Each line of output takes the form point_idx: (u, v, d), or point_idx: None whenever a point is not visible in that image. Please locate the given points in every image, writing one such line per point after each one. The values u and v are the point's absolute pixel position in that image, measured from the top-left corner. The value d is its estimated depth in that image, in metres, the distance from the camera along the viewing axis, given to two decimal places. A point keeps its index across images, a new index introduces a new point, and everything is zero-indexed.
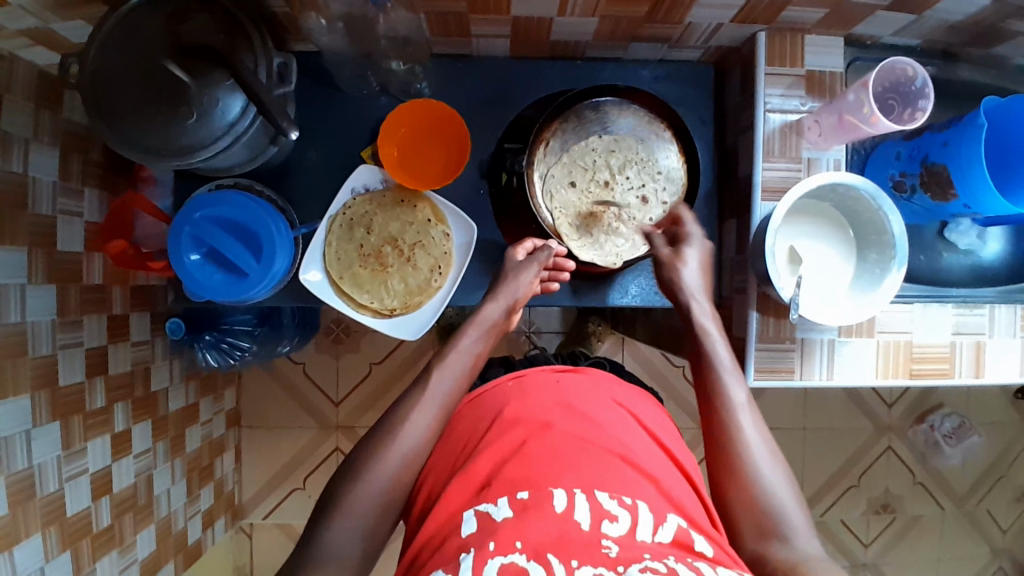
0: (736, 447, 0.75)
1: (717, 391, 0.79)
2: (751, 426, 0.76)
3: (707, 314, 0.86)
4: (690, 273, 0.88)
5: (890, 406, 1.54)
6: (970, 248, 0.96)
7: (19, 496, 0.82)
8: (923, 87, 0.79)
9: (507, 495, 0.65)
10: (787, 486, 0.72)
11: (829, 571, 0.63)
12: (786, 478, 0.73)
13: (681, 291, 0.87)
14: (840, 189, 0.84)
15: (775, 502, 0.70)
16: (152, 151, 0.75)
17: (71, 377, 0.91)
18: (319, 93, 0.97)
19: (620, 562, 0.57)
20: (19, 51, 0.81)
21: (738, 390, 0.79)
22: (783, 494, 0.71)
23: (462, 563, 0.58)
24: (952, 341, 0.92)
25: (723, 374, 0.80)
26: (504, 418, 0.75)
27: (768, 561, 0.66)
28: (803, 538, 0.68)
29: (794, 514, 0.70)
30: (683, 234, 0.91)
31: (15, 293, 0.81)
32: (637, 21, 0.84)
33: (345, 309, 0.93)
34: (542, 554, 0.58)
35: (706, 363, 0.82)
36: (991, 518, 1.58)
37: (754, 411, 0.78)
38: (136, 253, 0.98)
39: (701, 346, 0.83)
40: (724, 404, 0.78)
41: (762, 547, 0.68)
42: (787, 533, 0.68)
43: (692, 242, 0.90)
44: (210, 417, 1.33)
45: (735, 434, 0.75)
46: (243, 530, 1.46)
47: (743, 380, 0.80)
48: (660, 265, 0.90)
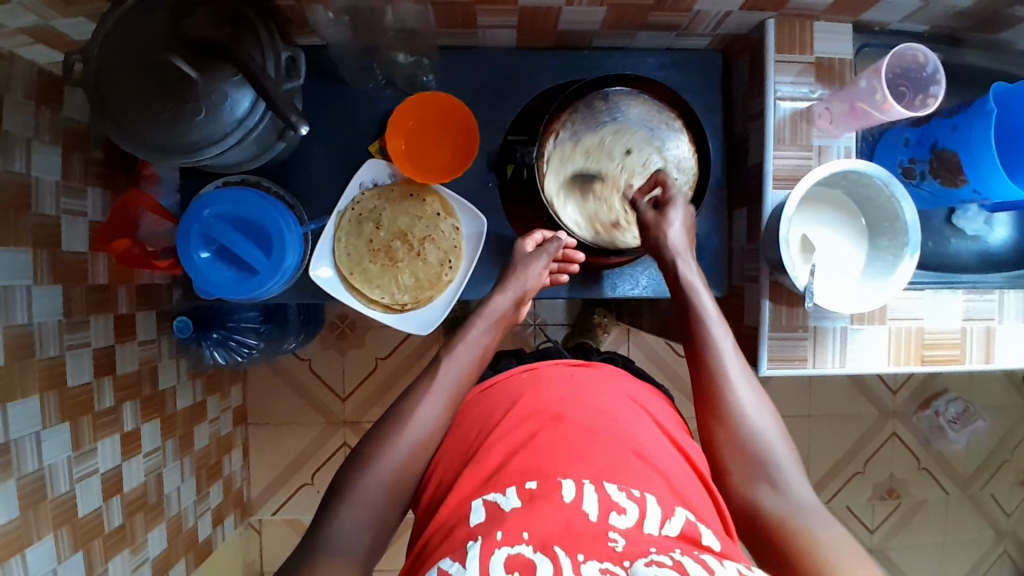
0: (726, 398, 0.76)
1: (704, 339, 0.80)
2: (739, 373, 0.77)
3: (694, 271, 0.85)
4: (677, 234, 0.86)
5: (894, 392, 1.54)
6: (978, 234, 0.96)
7: (31, 498, 0.82)
8: (935, 73, 0.79)
9: (515, 485, 0.65)
10: (773, 425, 0.75)
11: (817, 517, 0.67)
12: (771, 413, 0.76)
13: (667, 249, 0.86)
14: (852, 176, 0.84)
15: (767, 450, 0.73)
16: (161, 148, 0.75)
17: (79, 377, 0.90)
18: (323, 86, 0.96)
19: (625, 556, 0.57)
20: (19, 49, 0.79)
21: (725, 340, 0.79)
22: (770, 435, 0.74)
23: (469, 552, 0.59)
24: (962, 327, 0.92)
25: (710, 325, 0.80)
26: (515, 409, 0.75)
27: (760, 505, 0.70)
28: (791, 481, 0.71)
29: (781, 455, 0.72)
30: (668, 198, 0.89)
31: (21, 294, 0.81)
32: (645, 9, 0.84)
33: (356, 304, 0.92)
34: (548, 546, 0.58)
35: (693, 314, 0.81)
36: (995, 502, 1.59)
37: (738, 354, 0.79)
38: (141, 251, 0.96)
39: (688, 299, 0.83)
40: (711, 352, 0.78)
41: (753, 493, 0.71)
42: (776, 478, 0.71)
43: (677, 202, 0.88)
44: (216, 415, 1.32)
45: (722, 382, 0.76)
46: (252, 527, 1.46)
47: (730, 328, 0.81)
48: (647, 227, 0.88)
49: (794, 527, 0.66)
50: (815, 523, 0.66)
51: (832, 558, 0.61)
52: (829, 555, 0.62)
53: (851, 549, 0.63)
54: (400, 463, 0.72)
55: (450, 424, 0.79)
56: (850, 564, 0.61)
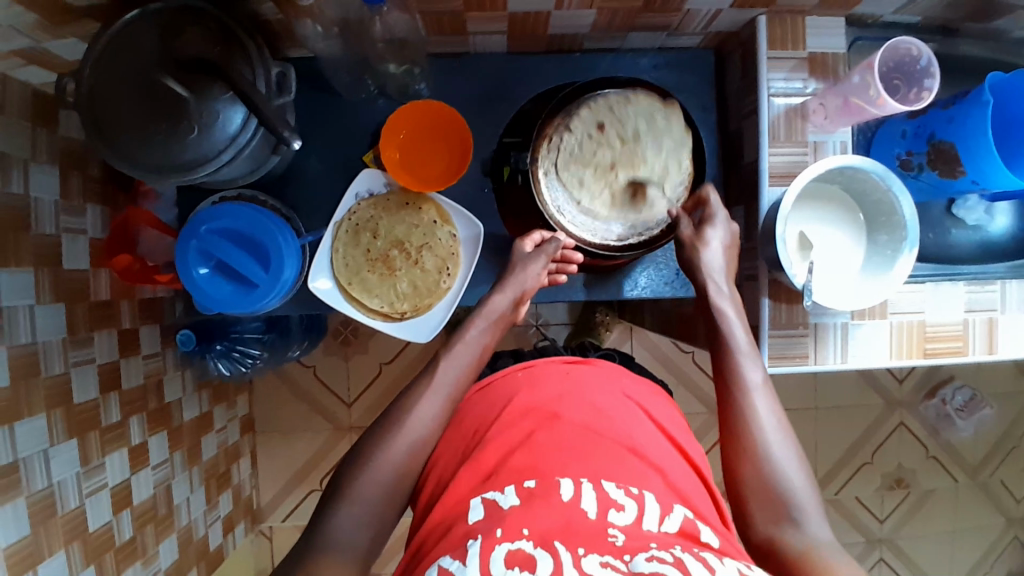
0: (750, 429, 0.74)
1: (735, 373, 0.79)
2: (766, 407, 0.76)
3: (724, 293, 0.85)
4: (713, 253, 0.86)
5: (900, 382, 1.54)
6: (979, 224, 0.95)
7: (42, 515, 0.83)
8: (928, 66, 0.78)
9: (513, 483, 0.65)
10: (800, 467, 0.72)
11: (843, 561, 0.64)
12: (799, 458, 0.73)
13: (699, 270, 0.86)
14: (848, 172, 0.83)
15: (789, 487, 0.70)
16: (155, 167, 0.74)
17: (85, 394, 0.91)
18: (316, 98, 0.96)
19: (626, 550, 0.56)
20: (12, 71, 0.80)
21: (755, 375, 0.79)
22: (794, 472, 0.71)
23: (469, 550, 0.58)
24: (965, 319, 0.92)
25: (741, 356, 0.80)
26: (513, 407, 0.75)
27: (780, 543, 0.67)
28: (813, 518, 0.68)
29: (806, 497, 0.70)
30: (709, 215, 0.89)
31: (24, 314, 0.81)
32: (635, 10, 0.83)
33: (356, 315, 0.93)
34: (549, 542, 0.57)
35: (723, 345, 0.81)
36: (1004, 489, 1.59)
37: (770, 392, 0.78)
38: (142, 267, 1.00)
39: (719, 329, 0.83)
40: (742, 387, 0.78)
41: (773, 528, 0.69)
42: (798, 515, 0.68)
43: (717, 223, 0.88)
44: (224, 424, 1.33)
45: (750, 417, 0.75)
46: (262, 534, 1.47)
47: (761, 362, 0.80)
48: (683, 245, 0.89)
49: (815, 564, 0.64)
50: (839, 564, 0.63)
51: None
52: None
53: None
54: (403, 472, 0.73)
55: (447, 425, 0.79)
56: None
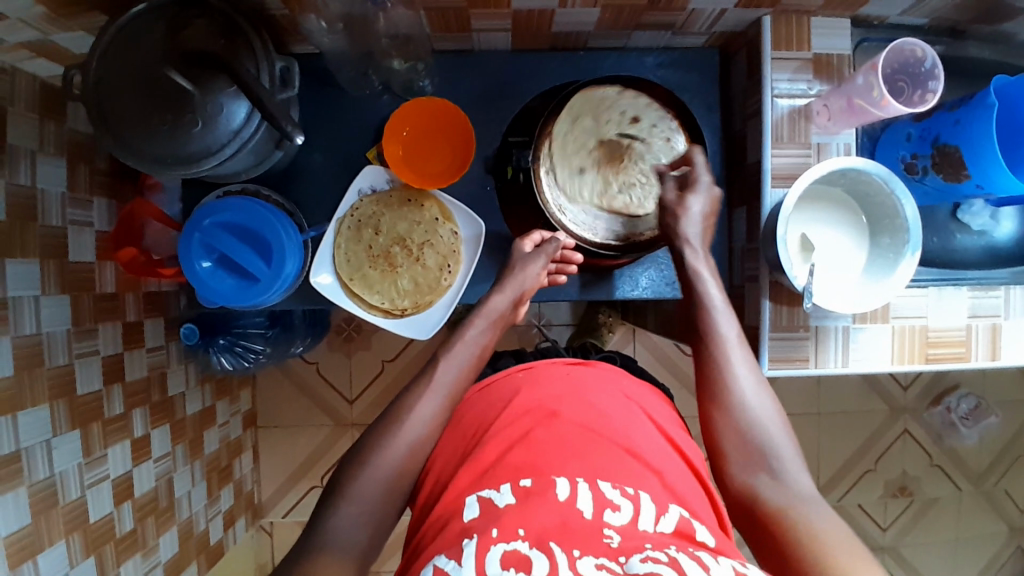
0: (728, 387, 0.75)
1: (711, 329, 0.79)
2: (742, 363, 0.77)
3: (700, 254, 0.85)
4: (691, 221, 0.86)
5: (906, 388, 1.53)
6: (984, 229, 0.94)
7: (43, 504, 0.83)
8: (932, 68, 0.77)
9: (510, 482, 0.65)
10: (775, 415, 0.74)
11: (816, 506, 0.66)
12: (774, 406, 0.75)
13: (676, 237, 0.86)
14: (850, 174, 0.83)
15: (764, 436, 0.72)
16: (159, 159, 0.75)
17: (89, 385, 0.92)
18: (321, 94, 0.97)
19: (621, 551, 0.56)
20: (21, 64, 0.81)
21: (730, 329, 0.79)
22: (772, 427, 0.73)
23: (465, 549, 0.58)
24: (968, 325, 0.91)
25: (715, 313, 0.80)
26: (512, 406, 0.75)
27: (755, 492, 0.69)
28: (788, 470, 0.70)
29: (781, 445, 0.72)
30: (693, 179, 0.88)
31: (29, 304, 0.82)
32: (639, 9, 0.83)
33: (356, 310, 0.93)
34: (544, 542, 0.57)
35: (699, 305, 0.81)
36: (1010, 498, 1.57)
37: (745, 346, 0.79)
38: (147, 260, 0.99)
39: (694, 290, 0.83)
40: (717, 343, 0.78)
41: (749, 480, 0.70)
42: (775, 467, 0.70)
43: (699, 188, 0.87)
44: (226, 419, 1.34)
45: (727, 373, 0.76)
46: (263, 529, 1.48)
47: (736, 317, 0.81)
48: (665, 209, 0.88)
49: (790, 513, 0.65)
50: (814, 511, 0.65)
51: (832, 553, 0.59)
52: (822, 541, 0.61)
53: (848, 538, 0.62)
54: (400, 467, 0.73)
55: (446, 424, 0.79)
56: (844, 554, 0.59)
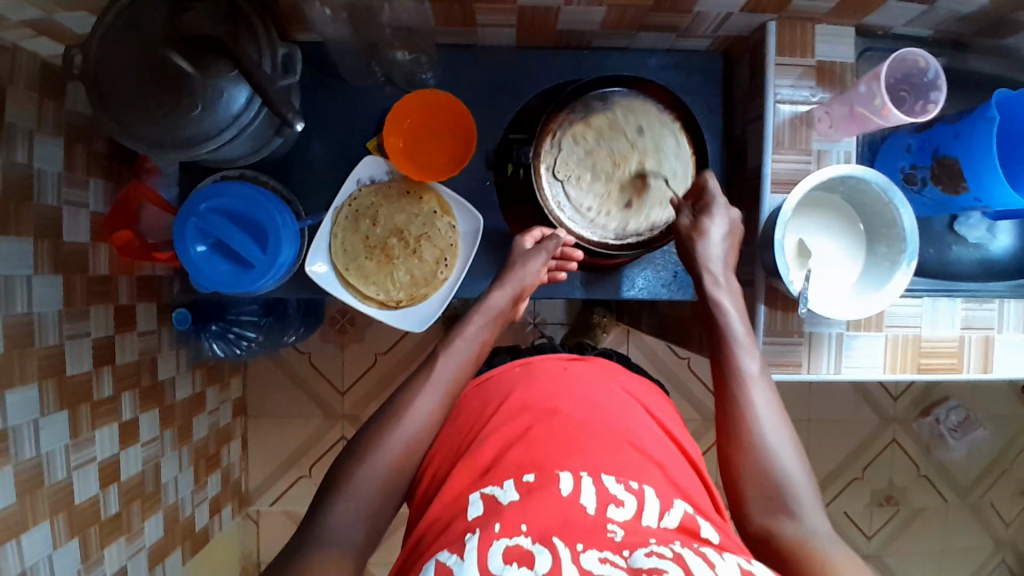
0: (749, 425, 0.73)
1: (733, 365, 0.77)
2: (764, 399, 0.75)
3: (721, 285, 0.83)
4: (711, 245, 0.84)
5: (896, 399, 1.53)
6: (980, 241, 0.95)
7: (28, 485, 0.83)
8: (935, 79, 0.78)
9: (512, 477, 0.65)
10: (798, 460, 0.71)
11: (839, 554, 0.63)
12: (795, 449, 0.72)
13: (698, 261, 0.85)
14: (849, 181, 0.83)
15: (787, 479, 0.69)
16: (156, 142, 0.75)
17: (79, 366, 0.91)
18: (323, 83, 0.96)
19: (625, 546, 0.57)
20: (21, 42, 0.80)
21: (753, 366, 0.77)
22: (794, 468, 0.70)
23: (467, 544, 0.58)
24: (960, 336, 0.91)
25: (737, 347, 0.78)
26: (511, 402, 0.75)
27: (778, 536, 0.66)
28: (810, 513, 0.67)
29: (806, 494, 0.69)
30: (707, 203, 0.87)
31: (21, 283, 0.82)
32: (645, 9, 0.83)
33: (351, 301, 0.93)
34: (547, 537, 0.57)
35: (721, 337, 0.79)
36: (995, 511, 1.58)
37: (768, 384, 0.77)
38: (142, 244, 0.97)
39: (716, 321, 0.81)
40: (739, 381, 0.76)
41: (770, 522, 0.67)
42: (797, 509, 0.67)
43: (716, 212, 0.85)
44: (216, 406, 1.34)
45: (747, 409, 0.74)
46: (249, 518, 1.47)
47: (758, 353, 0.78)
48: (682, 236, 0.87)
49: (813, 558, 0.63)
50: (836, 560, 0.62)
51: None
52: None
53: None
54: (392, 459, 0.73)
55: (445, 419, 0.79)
56: None
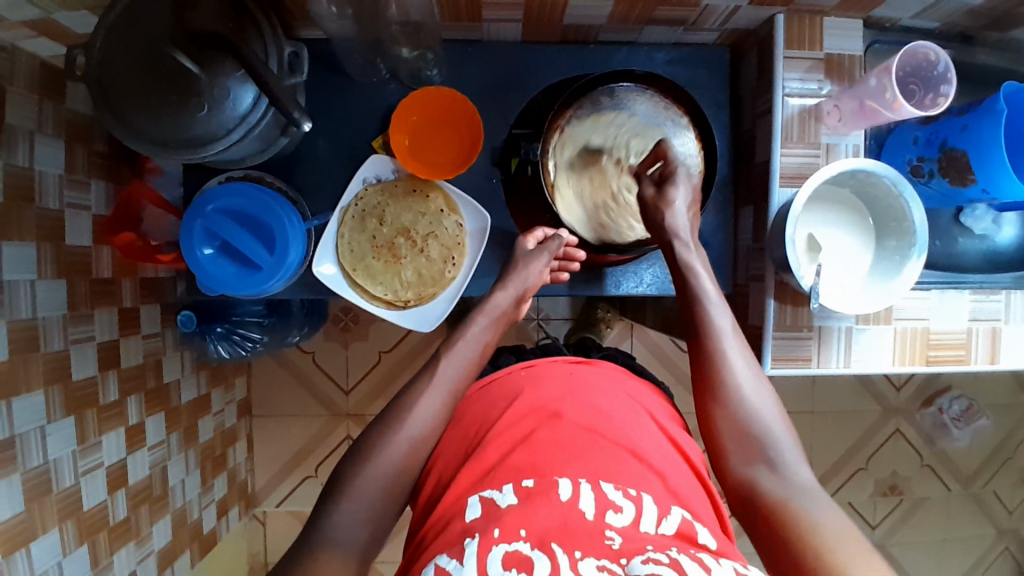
0: (727, 384, 0.76)
1: (705, 325, 0.79)
2: (739, 359, 0.77)
3: (693, 248, 0.84)
4: (679, 214, 0.85)
5: (899, 389, 1.54)
6: (986, 233, 0.95)
7: (36, 491, 0.82)
8: (945, 71, 0.78)
9: (511, 483, 0.64)
10: (771, 408, 0.75)
11: (815, 500, 0.66)
12: (770, 398, 0.76)
13: (666, 232, 0.85)
14: (859, 175, 0.83)
15: (762, 427, 0.73)
16: (162, 144, 0.74)
17: (84, 371, 0.90)
18: (326, 80, 0.95)
19: (622, 554, 0.56)
20: (21, 42, 0.79)
21: (726, 323, 0.79)
22: (772, 422, 0.74)
23: (466, 549, 0.57)
24: (968, 328, 0.92)
25: (708, 305, 0.81)
26: (514, 404, 0.75)
27: (756, 487, 0.70)
28: (786, 461, 0.71)
29: (779, 438, 0.72)
30: (670, 172, 0.87)
31: (25, 288, 0.80)
32: (652, 3, 0.83)
33: (358, 301, 0.92)
34: (545, 543, 0.57)
35: (693, 297, 0.81)
36: (997, 500, 1.59)
37: (739, 338, 0.79)
38: (144, 245, 0.99)
39: (688, 282, 0.83)
40: (712, 338, 0.78)
41: (748, 473, 0.71)
42: (773, 460, 0.71)
43: (679, 180, 0.86)
44: (221, 407, 1.33)
45: (725, 370, 0.76)
46: (255, 518, 1.47)
47: (730, 309, 0.81)
48: (647, 207, 0.87)
49: (789, 506, 0.66)
50: (808, 501, 0.66)
51: (823, 539, 0.61)
52: (823, 538, 0.61)
53: (847, 531, 0.62)
54: (404, 461, 0.72)
55: (449, 420, 0.79)
56: (842, 545, 0.60)
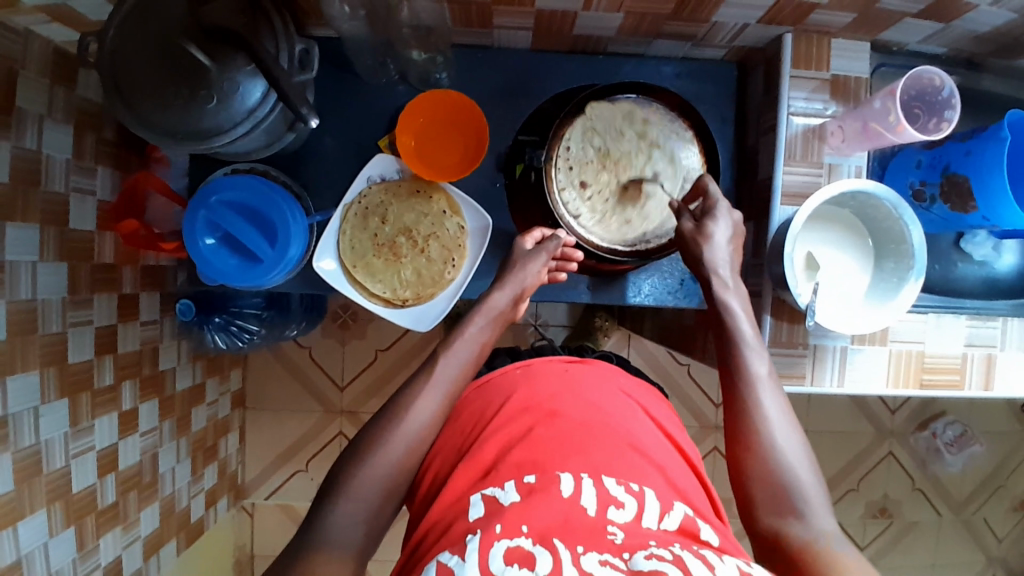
0: (759, 426, 0.72)
1: (742, 366, 0.77)
2: (774, 404, 0.74)
3: (729, 287, 0.83)
4: (717, 246, 0.84)
5: (893, 412, 1.54)
6: (986, 259, 0.95)
7: (26, 472, 0.82)
8: (949, 97, 0.78)
9: (513, 478, 0.64)
10: (806, 460, 0.71)
11: (850, 557, 0.62)
12: (805, 448, 0.72)
13: (703, 265, 0.84)
14: (861, 197, 0.84)
15: (794, 477, 0.69)
16: (169, 133, 0.75)
17: (80, 354, 0.91)
18: (336, 78, 0.96)
19: (625, 548, 0.56)
20: (36, 27, 0.79)
21: (761, 368, 0.77)
22: (806, 474, 0.69)
23: (468, 545, 0.58)
24: (964, 353, 0.92)
25: (744, 348, 0.78)
26: (513, 403, 0.75)
27: (786, 539, 0.65)
28: (819, 516, 0.67)
29: (812, 491, 0.68)
30: (710, 207, 0.86)
31: (26, 269, 0.81)
32: (662, 17, 0.83)
33: (357, 298, 0.92)
34: (547, 539, 0.57)
35: (729, 336, 0.79)
36: (988, 527, 1.59)
37: (776, 386, 0.76)
38: (148, 234, 1.00)
39: (725, 323, 0.81)
40: (749, 382, 0.76)
41: (778, 524, 0.67)
42: (804, 511, 0.67)
43: (719, 214, 0.85)
44: (215, 397, 1.33)
45: (757, 413, 0.73)
46: (245, 510, 1.47)
47: (768, 355, 0.78)
48: (685, 241, 0.86)
49: (818, 560, 0.62)
50: (845, 558, 0.62)
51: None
52: None
53: None
54: (395, 459, 0.72)
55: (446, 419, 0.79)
56: None
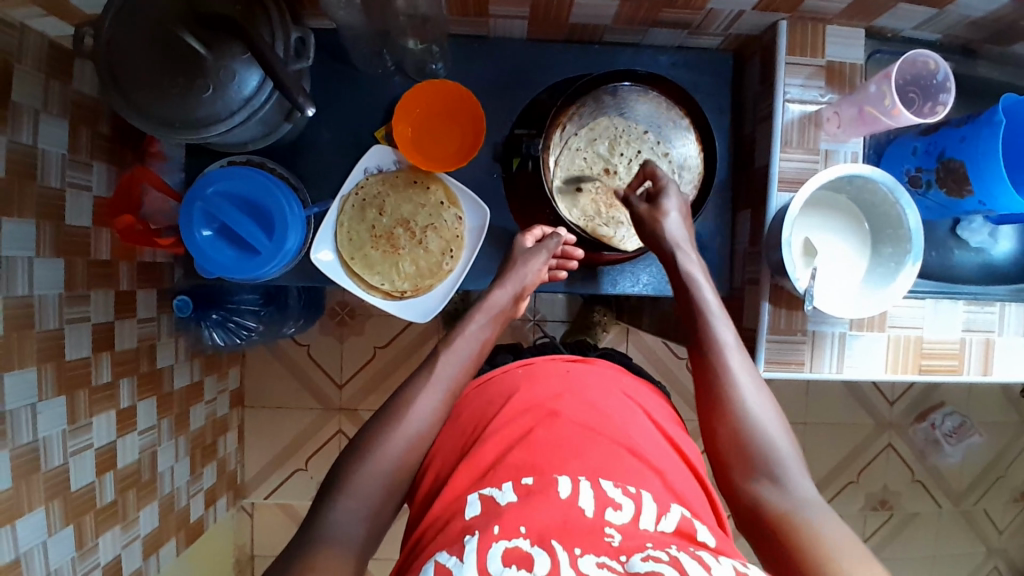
0: (726, 393, 0.74)
1: (707, 335, 0.78)
2: (740, 368, 0.75)
3: (694, 262, 0.84)
4: (674, 225, 0.86)
5: (892, 403, 1.54)
6: (982, 246, 0.95)
7: (24, 469, 0.82)
8: (944, 81, 0.79)
9: (511, 480, 0.64)
10: (775, 421, 0.72)
11: (818, 511, 0.64)
12: (774, 411, 0.74)
13: (665, 241, 0.85)
14: (857, 181, 0.84)
15: (765, 441, 0.70)
16: (166, 123, 0.74)
17: (77, 351, 0.90)
18: (332, 70, 0.96)
19: (622, 551, 0.56)
20: (30, 21, 0.79)
21: (727, 334, 0.78)
22: (777, 436, 0.71)
23: (467, 546, 0.57)
24: (962, 338, 0.92)
25: (710, 318, 0.80)
26: (513, 402, 0.75)
27: (760, 501, 0.67)
28: (792, 476, 0.68)
29: (784, 452, 0.70)
30: (659, 189, 0.89)
31: (22, 265, 0.81)
32: (658, 4, 0.83)
33: (355, 290, 0.92)
34: (545, 540, 0.56)
35: (695, 308, 0.81)
36: (988, 519, 1.59)
37: (742, 350, 0.78)
38: (144, 229, 0.98)
39: (691, 294, 0.82)
40: (714, 349, 0.77)
41: (752, 489, 0.68)
42: (777, 472, 0.68)
43: (670, 194, 0.88)
44: (213, 395, 1.33)
45: (724, 378, 0.75)
46: (244, 510, 1.46)
47: (733, 321, 0.80)
48: (641, 221, 0.88)
49: (790, 519, 0.63)
50: (815, 517, 0.63)
51: (830, 553, 0.58)
52: (825, 549, 0.59)
53: (850, 542, 0.60)
54: (394, 449, 0.72)
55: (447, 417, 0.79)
56: (847, 559, 0.58)
